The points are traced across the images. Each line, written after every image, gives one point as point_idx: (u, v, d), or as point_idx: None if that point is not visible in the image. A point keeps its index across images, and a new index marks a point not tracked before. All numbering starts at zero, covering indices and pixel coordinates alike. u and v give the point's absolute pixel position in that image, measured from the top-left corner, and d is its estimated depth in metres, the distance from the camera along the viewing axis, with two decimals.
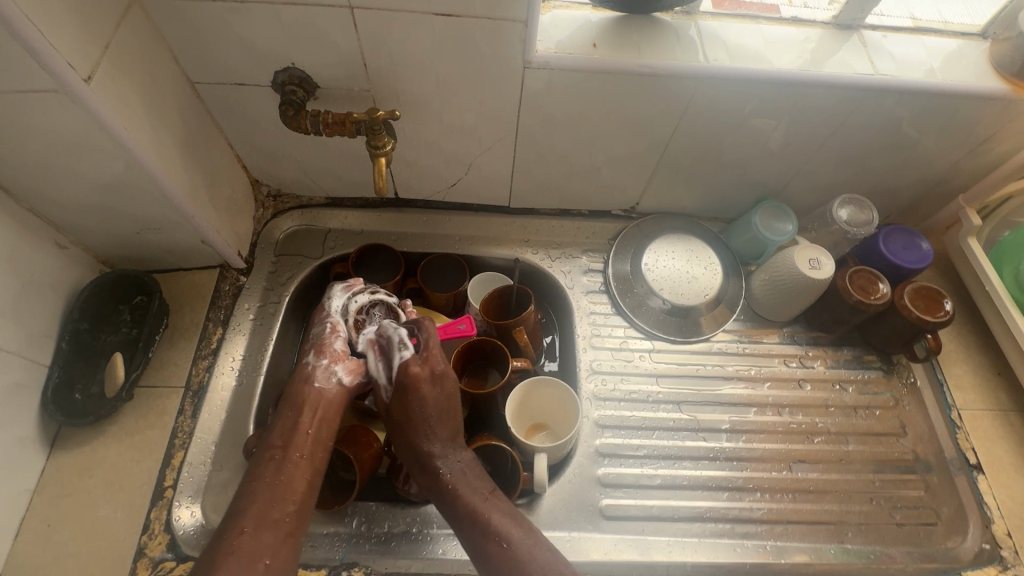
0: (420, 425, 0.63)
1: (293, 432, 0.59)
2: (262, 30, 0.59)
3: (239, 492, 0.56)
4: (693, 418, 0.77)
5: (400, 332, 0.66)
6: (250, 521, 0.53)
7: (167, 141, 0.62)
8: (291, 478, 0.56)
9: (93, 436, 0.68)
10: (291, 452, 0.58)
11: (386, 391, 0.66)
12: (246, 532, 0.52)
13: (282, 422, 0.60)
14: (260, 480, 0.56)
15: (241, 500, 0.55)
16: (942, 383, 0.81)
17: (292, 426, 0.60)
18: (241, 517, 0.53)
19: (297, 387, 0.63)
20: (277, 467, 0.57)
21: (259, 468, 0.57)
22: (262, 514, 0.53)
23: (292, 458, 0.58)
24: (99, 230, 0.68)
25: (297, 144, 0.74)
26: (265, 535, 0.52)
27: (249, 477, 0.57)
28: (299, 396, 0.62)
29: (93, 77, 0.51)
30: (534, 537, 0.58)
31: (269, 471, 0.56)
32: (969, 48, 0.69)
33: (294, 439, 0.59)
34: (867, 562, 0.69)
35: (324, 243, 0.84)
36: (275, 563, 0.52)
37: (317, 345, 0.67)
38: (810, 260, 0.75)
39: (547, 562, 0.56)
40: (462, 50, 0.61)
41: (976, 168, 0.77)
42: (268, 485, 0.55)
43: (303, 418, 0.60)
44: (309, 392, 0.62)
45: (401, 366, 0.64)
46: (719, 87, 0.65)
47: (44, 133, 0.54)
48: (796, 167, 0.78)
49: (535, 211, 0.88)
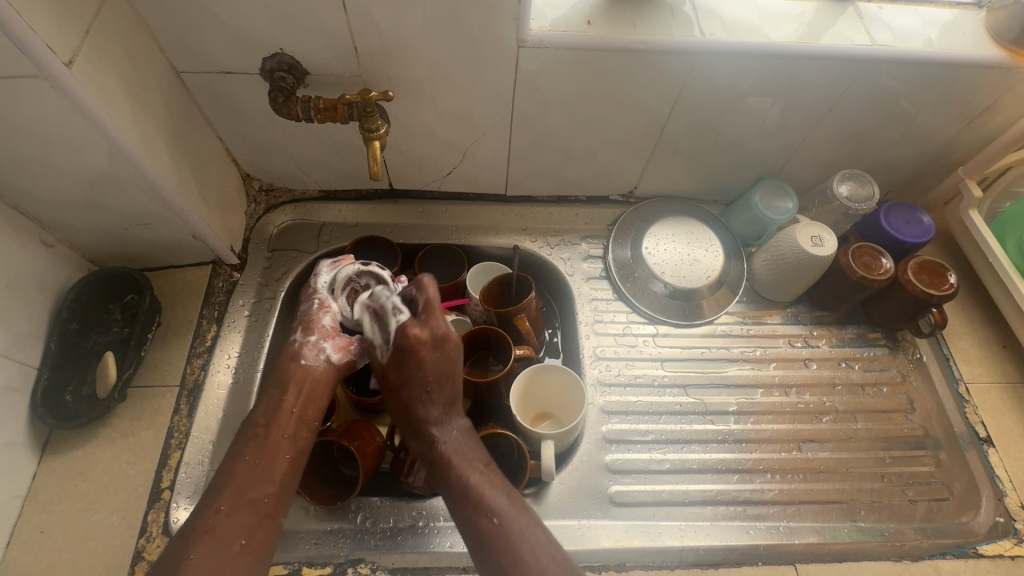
0: (415, 392, 0.60)
1: (277, 409, 0.59)
2: (248, 14, 0.57)
3: (220, 468, 0.56)
4: (700, 401, 0.76)
5: (394, 298, 0.62)
6: (227, 500, 0.52)
7: (153, 130, 0.60)
8: (273, 455, 0.56)
9: (86, 438, 0.66)
10: (273, 430, 0.57)
11: (381, 354, 0.61)
12: (222, 511, 0.51)
13: (267, 400, 0.60)
14: (240, 458, 0.55)
15: (222, 478, 0.54)
16: (948, 357, 0.81)
17: (277, 405, 0.59)
18: (219, 494, 0.53)
19: (282, 360, 0.62)
20: (258, 447, 0.56)
21: (241, 445, 0.56)
22: (239, 494, 0.53)
23: (275, 437, 0.57)
24: (86, 226, 0.67)
25: (287, 134, 0.73)
26: (241, 515, 0.52)
27: (230, 456, 0.56)
28: (286, 373, 0.61)
29: (74, 61, 0.49)
30: (527, 518, 0.56)
31: (251, 450, 0.56)
32: (966, 18, 0.69)
33: (278, 415, 0.58)
34: (882, 540, 0.67)
35: (319, 237, 0.82)
36: (250, 544, 0.51)
37: (306, 321, 0.65)
38: (812, 237, 0.74)
39: (537, 547, 0.53)
40: (455, 30, 0.60)
41: (975, 140, 0.77)
42: (247, 464, 0.55)
43: (287, 395, 0.60)
44: (295, 367, 0.62)
45: (398, 334, 0.59)
46: (716, 62, 0.64)
47: (24, 123, 0.52)
48: (796, 145, 0.77)
49: (532, 199, 0.87)
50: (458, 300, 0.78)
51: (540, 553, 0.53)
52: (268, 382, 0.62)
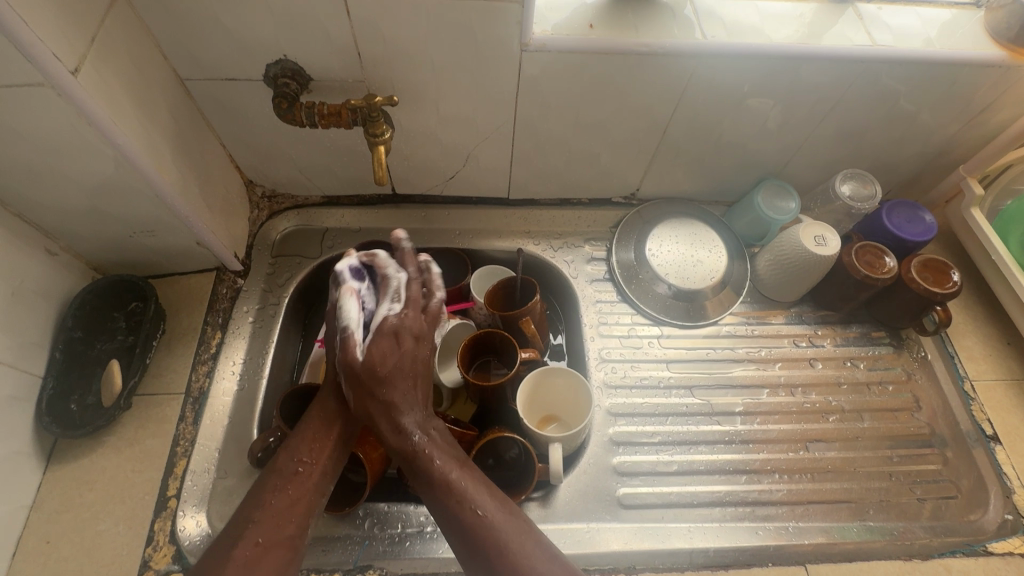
0: (395, 383, 0.59)
1: (323, 446, 0.58)
2: (251, 21, 0.58)
3: (254, 498, 0.54)
4: (706, 402, 0.75)
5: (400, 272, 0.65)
6: (264, 533, 0.51)
7: (158, 137, 0.60)
8: (315, 494, 0.55)
9: (91, 447, 0.66)
10: (317, 468, 0.57)
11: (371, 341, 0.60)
12: (260, 546, 0.50)
13: (305, 433, 0.59)
14: (276, 490, 0.54)
15: (257, 510, 0.53)
16: (953, 355, 0.81)
17: (316, 438, 0.58)
18: (257, 529, 0.51)
19: (325, 399, 0.62)
20: (296, 480, 0.55)
21: (282, 479, 0.55)
22: (277, 528, 0.52)
23: (319, 475, 0.56)
24: (90, 234, 0.66)
25: (290, 140, 0.73)
26: (278, 551, 0.51)
27: (266, 488, 0.55)
28: (326, 412, 0.61)
29: (80, 69, 0.50)
30: (510, 510, 0.55)
31: (287, 483, 0.55)
32: (964, 17, 0.69)
33: (323, 453, 0.58)
34: (891, 539, 0.67)
35: (322, 242, 0.82)
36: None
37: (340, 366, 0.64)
38: (816, 237, 0.74)
39: (525, 533, 0.53)
40: (458, 35, 0.60)
41: (975, 138, 0.77)
42: (289, 499, 0.54)
43: (331, 432, 0.59)
44: (342, 407, 0.61)
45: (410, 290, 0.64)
46: (718, 65, 0.64)
47: (29, 131, 0.52)
48: (797, 145, 0.77)
49: (535, 202, 0.87)
50: (463, 303, 0.78)
51: (529, 541, 0.53)
52: (308, 416, 0.60)
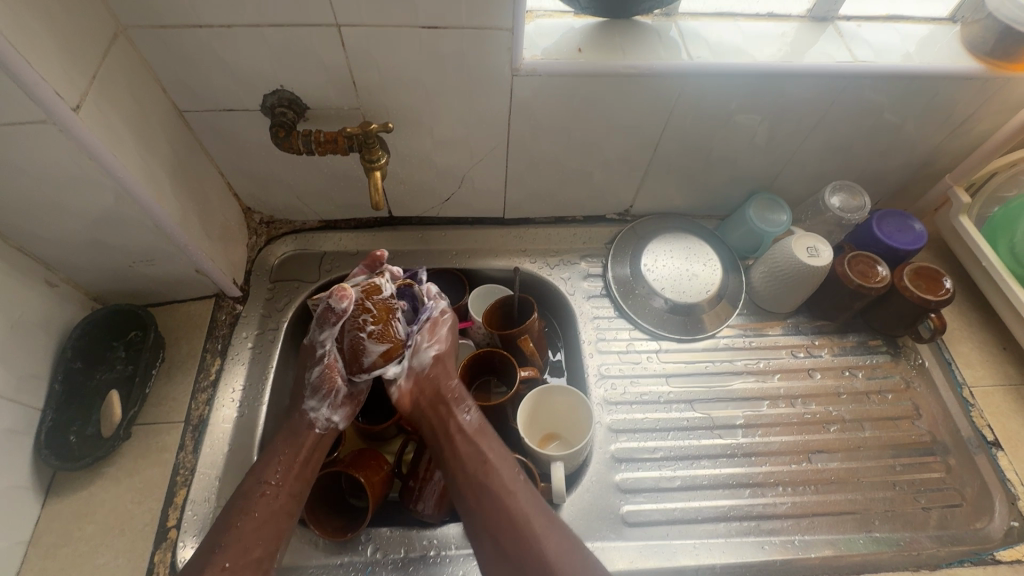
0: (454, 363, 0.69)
1: (289, 470, 0.60)
2: (247, 53, 0.59)
3: (223, 522, 0.56)
4: (707, 415, 0.75)
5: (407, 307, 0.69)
6: (231, 556, 0.54)
7: (157, 168, 0.61)
8: (282, 518, 0.57)
9: (89, 478, 0.66)
10: (285, 491, 0.59)
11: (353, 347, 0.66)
12: (227, 570, 0.53)
13: (272, 453, 0.61)
14: (239, 515, 0.56)
15: (225, 535, 0.55)
16: (950, 362, 0.81)
17: (279, 459, 0.60)
18: (224, 553, 0.54)
19: (294, 423, 0.63)
20: (261, 504, 0.57)
21: (248, 503, 0.57)
22: (243, 554, 0.54)
23: (287, 499, 0.58)
24: (90, 265, 0.67)
25: (289, 169, 0.74)
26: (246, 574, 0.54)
27: (234, 511, 0.57)
28: (292, 435, 0.62)
29: (81, 105, 0.51)
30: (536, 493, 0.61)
31: (250, 507, 0.57)
32: (941, 32, 0.71)
33: (290, 475, 0.59)
34: (897, 550, 0.67)
35: (321, 266, 0.83)
36: None
37: (315, 387, 0.64)
38: (808, 248, 0.75)
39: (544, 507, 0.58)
40: (451, 62, 0.62)
41: (958, 148, 0.79)
42: (255, 523, 0.56)
43: (297, 454, 0.61)
44: (305, 430, 0.63)
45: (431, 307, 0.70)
46: (705, 85, 0.66)
47: (31, 168, 0.53)
48: (786, 159, 0.79)
49: (530, 221, 0.88)
50: (461, 323, 0.79)
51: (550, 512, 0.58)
52: (274, 440, 0.62)
